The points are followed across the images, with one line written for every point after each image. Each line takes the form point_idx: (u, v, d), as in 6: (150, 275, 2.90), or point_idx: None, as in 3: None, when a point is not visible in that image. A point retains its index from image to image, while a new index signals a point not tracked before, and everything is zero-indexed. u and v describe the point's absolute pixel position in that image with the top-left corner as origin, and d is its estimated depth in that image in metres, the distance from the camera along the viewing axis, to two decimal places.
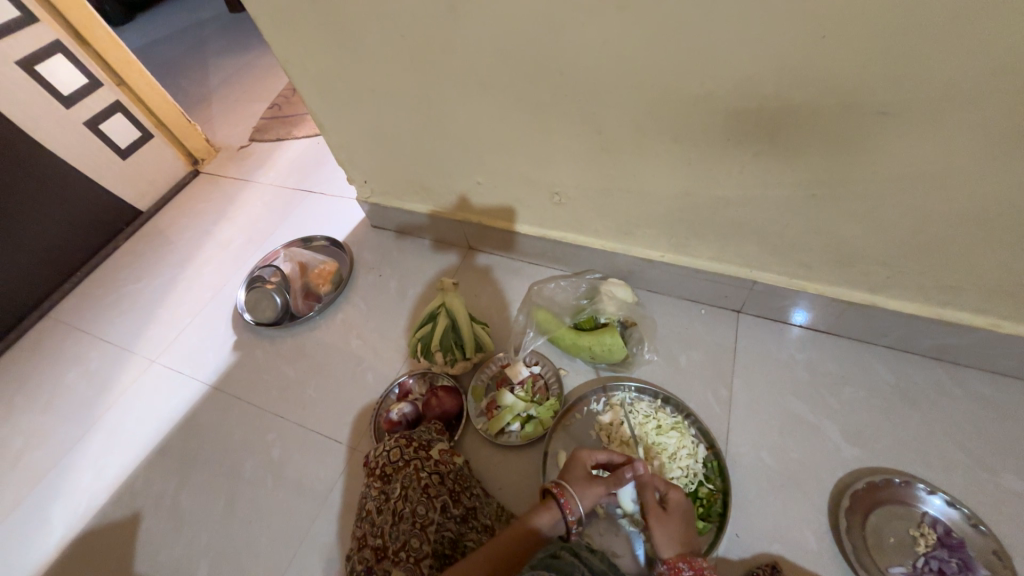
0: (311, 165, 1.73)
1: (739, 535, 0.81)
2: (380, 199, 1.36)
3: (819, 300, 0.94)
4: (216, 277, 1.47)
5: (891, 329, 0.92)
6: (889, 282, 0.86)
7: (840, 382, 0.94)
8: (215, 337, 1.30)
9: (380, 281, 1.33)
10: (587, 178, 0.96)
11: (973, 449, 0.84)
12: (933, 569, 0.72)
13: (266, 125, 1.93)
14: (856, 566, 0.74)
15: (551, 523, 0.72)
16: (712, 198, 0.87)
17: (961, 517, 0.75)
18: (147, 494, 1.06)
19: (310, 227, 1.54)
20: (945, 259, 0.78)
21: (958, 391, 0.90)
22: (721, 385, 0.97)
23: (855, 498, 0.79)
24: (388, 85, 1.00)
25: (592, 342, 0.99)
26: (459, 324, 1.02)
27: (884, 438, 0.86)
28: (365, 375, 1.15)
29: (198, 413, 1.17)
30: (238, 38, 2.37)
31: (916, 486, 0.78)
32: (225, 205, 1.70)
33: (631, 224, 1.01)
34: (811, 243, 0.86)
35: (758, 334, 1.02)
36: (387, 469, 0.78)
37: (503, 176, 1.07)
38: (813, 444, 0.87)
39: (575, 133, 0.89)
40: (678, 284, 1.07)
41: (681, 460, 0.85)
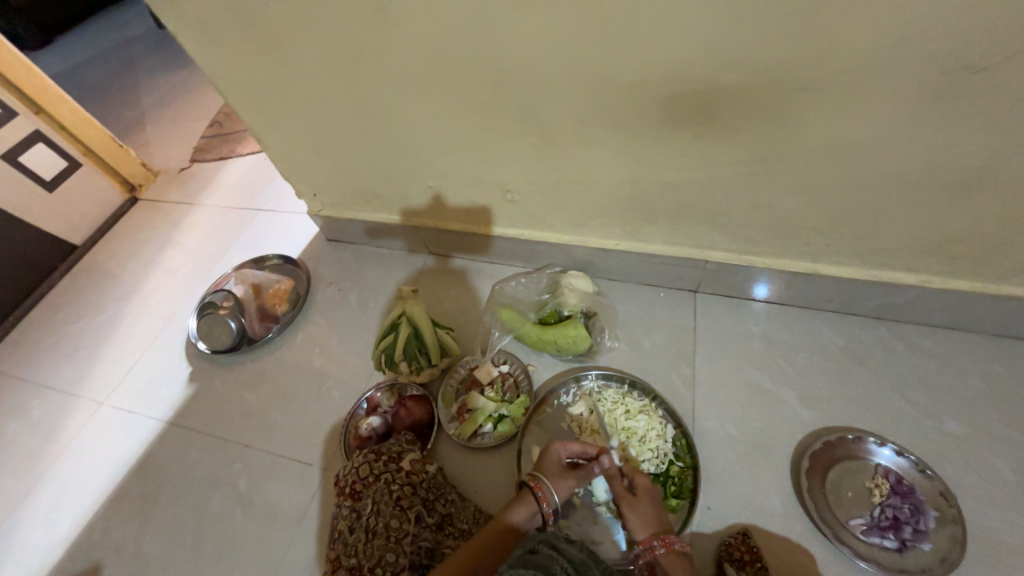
0: (259, 182, 1.67)
1: (711, 507, 0.83)
2: (333, 211, 1.32)
3: (767, 272, 0.97)
4: (165, 307, 1.40)
5: (835, 293, 0.97)
6: (828, 250, 0.90)
7: (794, 349, 0.98)
8: (169, 370, 1.24)
9: (339, 295, 1.30)
10: (536, 173, 0.97)
11: (916, 399, 0.89)
12: (889, 517, 0.76)
13: (208, 144, 1.85)
14: (819, 522, 0.78)
15: (528, 517, 0.73)
16: (656, 183, 0.89)
17: (910, 465, 0.80)
18: (104, 543, 1.00)
19: (263, 246, 1.49)
20: (875, 223, 0.82)
21: (899, 346, 0.95)
22: (684, 363, 1.00)
23: (814, 458, 0.83)
24: (324, 93, 0.97)
25: (557, 335, 0.99)
26: (421, 331, 1.00)
27: (837, 398, 0.91)
28: (331, 393, 1.12)
29: (156, 452, 1.10)
30: (170, 55, 2.25)
31: (868, 440, 0.83)
32: (169, 231, 1.62)
33: (584, 215, 1.02)
34: (754, 219, 0.89)
35: (715, 311, 1.06)
36: (357, 486, 0.77)
37: (454, 177, 1.06)
38: (773, 410, 0.91)
39: (519, 128, 0.89)
40: (635, 270, 1.09)
41: (651, 442, 0.86)
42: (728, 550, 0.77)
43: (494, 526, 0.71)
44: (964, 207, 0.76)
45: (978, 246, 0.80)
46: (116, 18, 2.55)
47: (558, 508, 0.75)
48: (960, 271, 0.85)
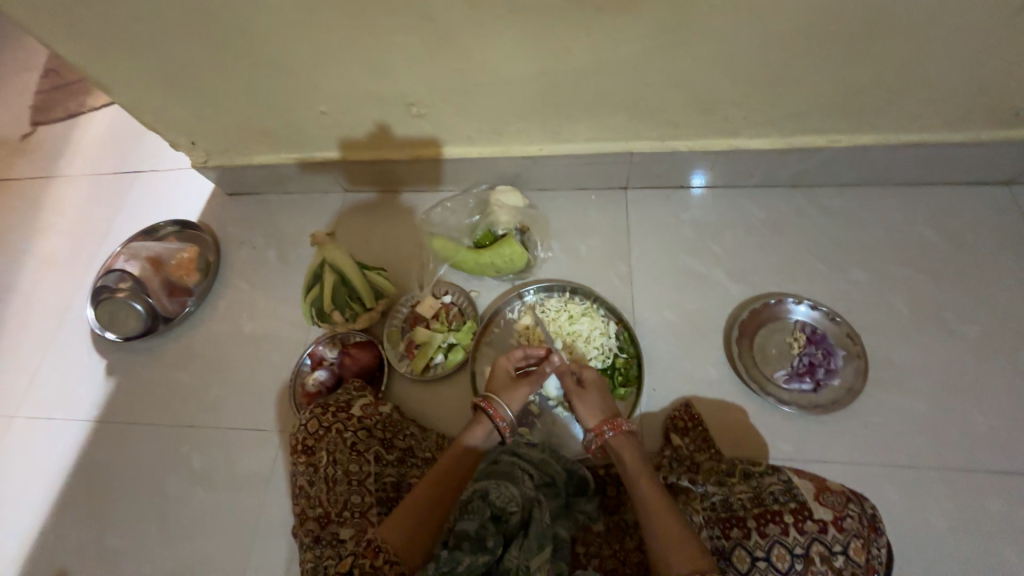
0: (126, 138, 1.41)
1: (656, 389, 0.89)
2: (221, 159, 1.15)
3: (692, 156, 0.96)
4: (55, 301, 1.22)
5: (756, 168, 0.98)
6: (746, 123, 0.88)
7: (722, 230, 1.00)
8: (80, 367, 1.12)
9: (255, 253, 1.18)
10: (437, 79, 0.86)
11: (829, 257, 0.95)
12: (806, 363, 0.84)
13: (47, 100, 1.52)
14: (749, 380, 0.85)
15: (485, 435, 0.72)
16: (567, 72, 0.81)
17: (823, 315, 0.88)
18: (65, 550, 0.96)
19: (153, 214, 1.30)
20: (788, 86, 0.80)
21: (815, 210, 1.00)
22: (621, 262, 1.00)
23: (742, 326, 0.90)
24: (153, 8, 0.78)
25: (492, 256, 0.96)
26: (348, 277, 0.93)
27: (761, 269, 0.96)
28: (270, 356, 1.05)
29: (93, 453, 1.03)
30: None
31: (787, 301, 0.89)
32: (31, 213, 1.37)
33: (500, 122, 0.94)
34: (672, 100, 0.85)
35: (647, 205, 1.05)
36: (309, 441, 0.75)
37: (347, 97, 0.92)
38: (705, 291, 0.95)
39: (405, 25, 0.76)
40: (564, 175, 1.05)
41: (596, 341, 0.90)
42: (673, 421, 0.84)
43: (447, 457, 0.69)
44: (868, 56, 0.75)
45: (882, 96, 0.81)
46: None
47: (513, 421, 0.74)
48: (866, 126, 0.87)
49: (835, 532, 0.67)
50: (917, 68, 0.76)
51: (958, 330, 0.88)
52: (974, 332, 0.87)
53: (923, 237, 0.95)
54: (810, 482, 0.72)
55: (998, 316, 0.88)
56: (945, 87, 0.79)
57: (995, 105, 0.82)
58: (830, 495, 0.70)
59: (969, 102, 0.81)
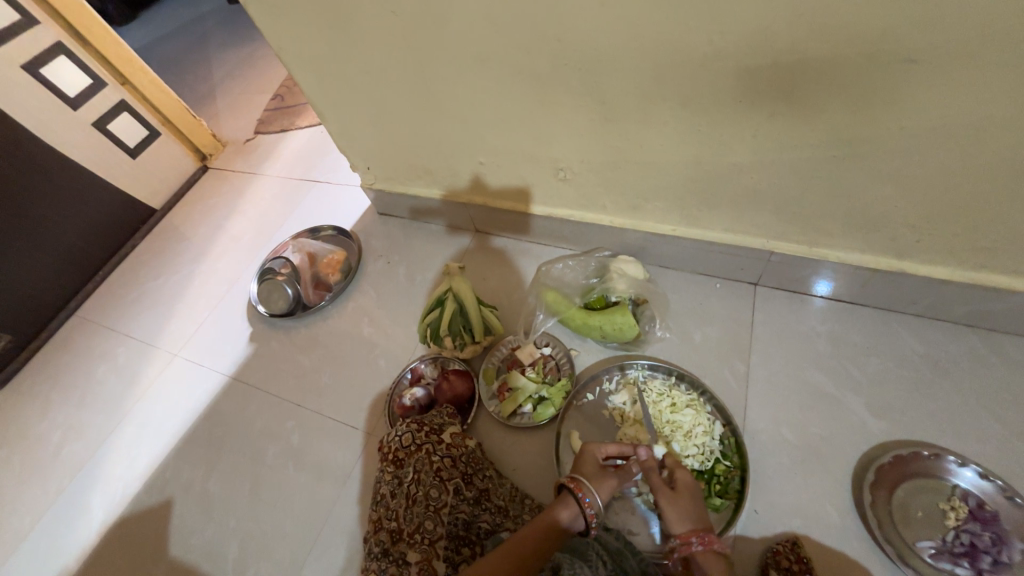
0: (316, 154, 1.73)
1: (758, 511, 0.79)
2: (384, 185, 1.34)
3: (843, 269, 0.89)
4: (230, 270, 1.49)
5: (922, 296, 0.87)
6: (918, 247, 0.80)
7: (865, 354, 0.90)
8: (231, 330, 1.33)
9: (388, 268, 1.33)
10: (592, 151, 0.93)
11: (1010, 419, 0.79)
12: (964, 542, 0.70)
13: (270, 116, 1.94)
14: (880, 540, 0.72)
15: (572, 518, 0.68)
16: (723, 166, 0.83)
17: (995, 489, 0.71)
18: (176, 482, 1.11)
19: (319, 217, 1.54)
20: (981, 217, 0.72)
21: (993, 358, 0.85)
22: (738, 360, 0.94)
23: (881, 472, 0.76)
24: (381, 66, 0.97)
25: (603, 321, 0.97)
26: (466, 309, 1.00)
27: (912, 410, 0.83)
28: (378, 362, 1.16)
29: (220, 404, 1.19)
30: (239, 30, 2.34)
31: (947, 458, 0.74)
32: (234, 199, 1.71)
33: (640, 198, 0.97)
34: (831, 209, 0.81)
35: (777, 307, 0.99)
36: (400, 453, 0.79)
37: (507, 154, 1.04)
38: (835, 417, 0.84)
39: (578, 103, 0.85)
40: (690, 258, 1.04)
41: (697, 438, 0.83)
42: (774, 556, 0.73)
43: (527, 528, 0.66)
44: None
45: None
46: None
47: (601, 512, 0.70)
48: None
49: None
50: None
51: None
52: None
53: None
54: None
55: None
56: None
57: None
58: None
59: None
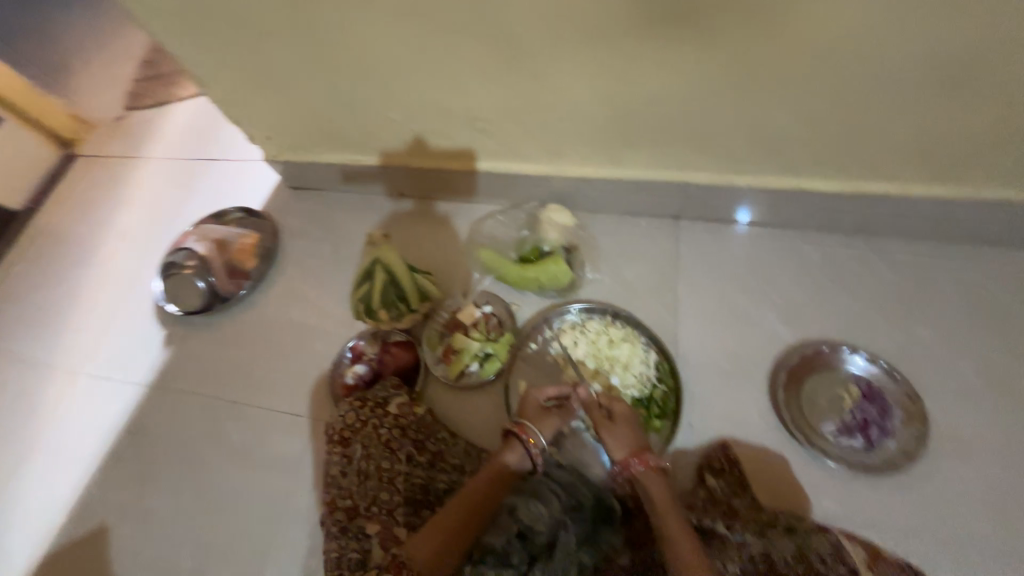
0: (207, 129, 1.53)
1: (693, 424, 0.86)
2: (290, 155, 1.22)
3: (752, 193, 0.94)
4: (127, 271, 1.32)
5: (819, 210, 0.95)
6: (813, 164, 0.86)
7: (775, 270, 0.97)
8: (141, 336, 1.20)
9: (310, 246, 1.23)
10: (506, 97, 0.89)
11: (891, 310, 0.91)
12: (858, 418, 0.81)
13: (143, 88, 1.68)
14: (792, 429, 0.82)
15: (518, 459, 0.70)
16: (635, 100, 0.82)
17: (879, 371, 0.84)
18: (107, 505, 1.02)
19: (222, 199, 1.39)
20: (864, 130, 0.78)
21: (878, 259, 0.96)
22: (666, 292, 0.99)
23: (791, 371, 0.87)
24: (257, 14, 0.85)
25: (538, 272, 0.97)
26: (397, 277, 0.97)
27: (814, 314, 0.92)
28: (314, 345, 1.10)
29: (143, 417, 1.09)
30: None
31: (842, 350, 0.86)
32: (116, 189, 1.49)
33: (560, 143, 0.96)
34: (737, 136, 0.84)
35: (698, 237, 1.04)
36: (345, 433, 0.78)
37: (418, 108, 0.97)
38: (753, 330, 0.92)
39: (483, 44, 0.79)
40: (615, 200, 1.05)
41: (635, 369, 0.88)
42: (709, 462, 0.81)
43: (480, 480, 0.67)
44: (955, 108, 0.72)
45: (963, 149, 0.78)
46: None
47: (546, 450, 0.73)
48: (943, 178, 0.83)
49: None
50: (1007, 125, 0.73)
51: None
52: None
53: (1000, 301, 0.89)
54: (863, 550, 0.66)
55: None
56: None
57: None
58: (885, 564, 0.64)
59: None
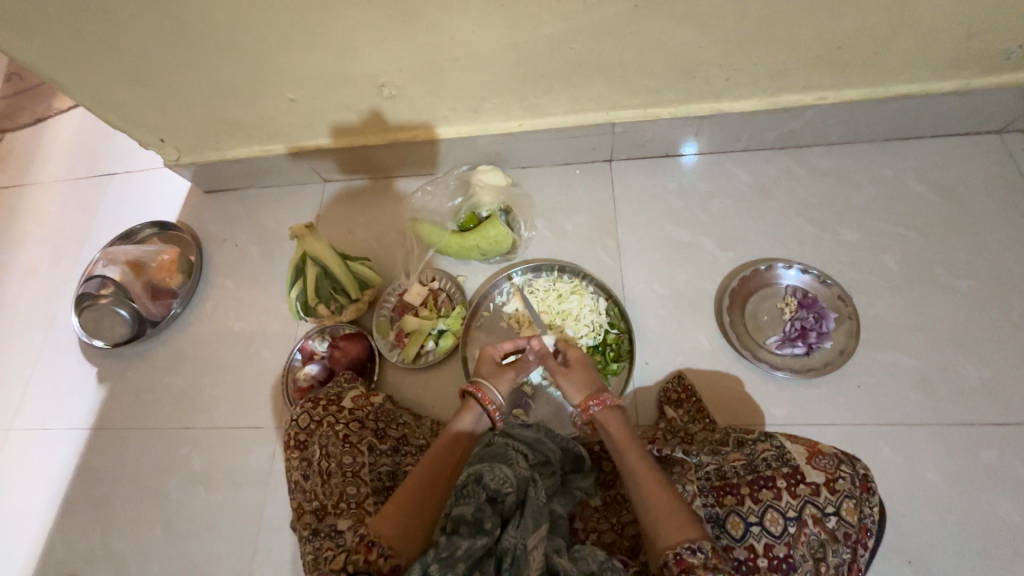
0: (97, 142, 1.38)
1: (649, 361, 0.88)
2: (193, 156, 1.11)
3: (677, 123, 0.93)
4: (39, 312, 1.20)
5: (743, 131, 0.95)
6: (729, 84, 0.85)
7: (709, 198, 0.98)
8: (71, 377, 1.11)
9: (238, 251, 1.15)
10: (407, 57, 0.82)
11: (819, 218, 0.94)
12: (797, 327, 0.83)
13: (12, 106, 1.51)
14: (739, 348, 0.85)
15: (475, 421, 0.71)
16: (540, 41, 0.78)
17: (813, 279, 0.87)
18: (73, 555, 0.97)
19: (130, 216, 1.27)
20: (770, 42, 0.77)
21: (803, 170, 0.97)
22: (608, 237, 0.99)
23: (733, 295, 0.89)
24: None
25: (478, 239, 0.93)
26: (331, 268, 0.92)
27: (751, 235, 0.94)
28: (261, 354, 1.05)
29: (92, 460, 1.03)
30: None
31: (777, 266, 0.89)
32: (7, 224, 1.34)
33: (475, 99, 0.91)
34: (651, 64, 0.82)
35: (633, 177, 1.03)
36: (302, 436, 0.77)
37: (313, 82, 0.89)
38: (694, 261, 0.94)
39: (363, 0, 0.72)
40: (545, 151, 1.02)
41: (586, 319, 0.88)
42: (666, 395, 0.84)
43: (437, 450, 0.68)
44: (854, 4, 0.71)
45: (868, 47, 0.78)
46: None
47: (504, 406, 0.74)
48: (853, 79, 0.84)
49: (828, 494, 0.65)
50: (906, 16, 0.73)
51: (953, 285, 0.87)
52: (968, 286, 0.86)
53: (916, 192, 0.93)
54: (802, 445, 0.69)
55: (994, 270, 0.87)
56: (938, 33, 0.75)
57: (990, 48, 0.78)
58: (823, 458, 0.67)
59: (960, 47, 0.78)
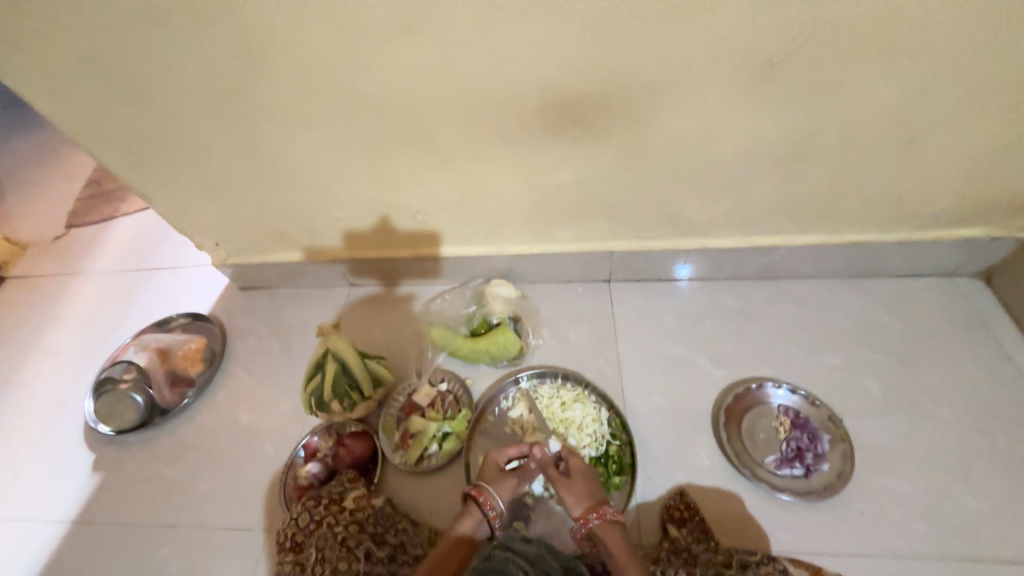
0: (152, 240, 1.56)
1: (651, 476, 0.89)
2: (239, 258, 1.25)
3: (667, 254, 1.08)
4: (54, 393, 1.24)
5: (726, 263, 1.09)
6: (710, 226, 1.01)
7: (700, 318, 1.08)
8: (66, 463, 1.09)
9: (260, 344, 1.23)
10: (442, 192, 1.00)
11: (802, 342, 1.02)
12: (793, 448, 0.87)
13: (85, 206, 1.72)
14: (739, 465, 0.87)
15: (476, 525, 0.74)
16: (552, 187, 0.95)
17: (803, 400, 0.92)
18: None
19: (166, 307, 1.37)
20: (741, 196, 0.94)
21: (783, 299, 1.09)
22: (609, 349, 1.06)
23: (728, 411, 0.93)
24: (203, 140, 0.92)
25: (489, 344, 1.01)
26: (350, 366, 0.98)
27: (741, 354, 1.02)
28: (264, 448, 1.05)
29: (62, 560, 0.97)
30: (30, 130, 2.09)
31: (767, 385, 0.94)
32: (48, 309, 1.44)
33: (495, 226, 1.07)
34: (643, 208, 0.98)
35: (630, 296, 1.14)
36: (299, 537, 0.76)
37: (360, 206, 1.05)
38: (690, 376, 1.00)
39: (414, 152, 0.91)
40: (553, 270, 1.16)
41: (588, 428, 0.92)
42: (669, 512, 0.83)
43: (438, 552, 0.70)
44: (804, 174, 0.89)
45: (821, 205, 0.95)
46: None
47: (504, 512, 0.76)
48: (814, 227, 1.00)
49: None
50: (848, 184, 0.90)
51: (937, 412, 0.91)
52: (950, 413, 0.91)
53: (886, 323, 1.03)
54: (806, 570, 0.73)
55: (972, 399, 0.92)
56: (877, 197, 0.92)
57: (923, 210, 0.94)
58: None
59: (897, 209, 0.94)
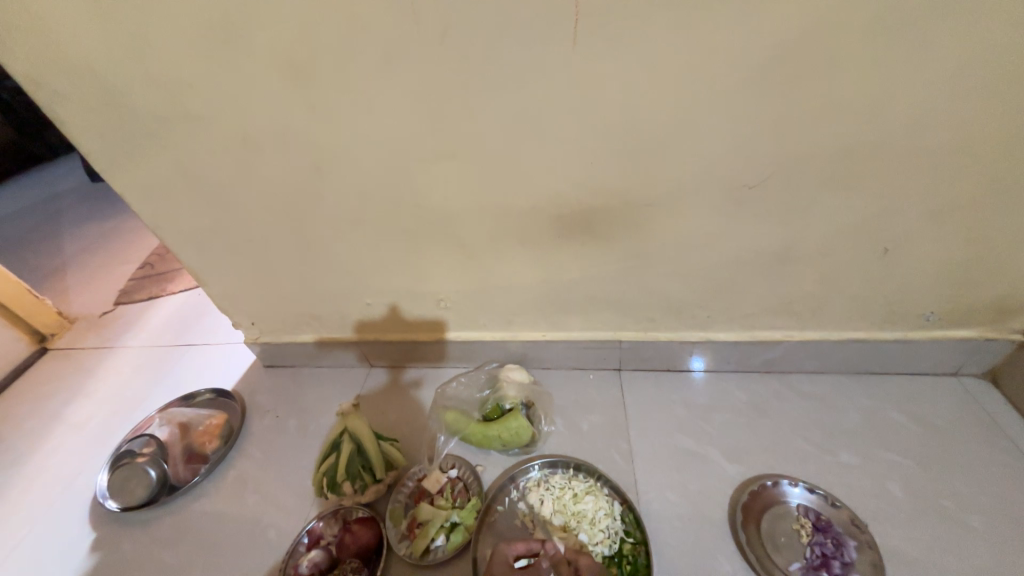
0: (190, 318, 1.67)
1: None
2: (271, 337, 1.34)
3: (674, 345, 1.13)
4: (68, 466, 1.25)
5: (732, 355, 1.13)
6: (712, 320, 1.08)
7: (710, 410, 1.10)
8: (64, 542, 1.07)
9: (277, 423, 1.26)
10: (464, 283, 1.10)
11: (815, 439, 1.02)
12: (819, 554, 0.82)
13: (135, 285, 1.89)
14: (761, 571, 0.82)
15: None
16: (564, 281, 1.05)
17: (821, 499, 0.90)
18: None
19: (192, 382, 1.43)
20: (739, 294, 1.02)
21: (791, 394, 1.11)
22: (621, 439, 1.07)
23: (745, 509, 0.90)
24: (262, 234, 1.06)
25: (501, 429, 1.03)
26: (364, 446, 0.99)
27: (754, 449, 1.01)
28: (267, 533, 1.03)
29: None
30: (103, 220, 2.39)
31: (783, 483, 0.93)
32: (81, 381, 1.51)
33: (510, 314, 1.15)
34: (648, 301, 1.07)
35: (639, 386, 1.17)
36: None
37: (389, 293, 1.16)
38: (704, 471, 0.99)
39: (442, 248, 1.03)
40: (565, 357, 1.21)
41: (601, 523, 0.89)
42: None
43: None
44: (795, 276, 0.97)
45: (816, 304, 1.01)
46: (61, 194, 2.74)
47: None
48: (813, 324, 1.06)
49: None
50: (837, 286, 0.98)
51: (967, 521, 0.87)
52: (981, 522, 0.86)
53: (899, 422, 1.03)
54: None
55: (1001, 508, 0.88)
56: (868, 298, 0.99)
57: (914, 312, 1.00)
58: None
59: (889, 309, 1.00)
